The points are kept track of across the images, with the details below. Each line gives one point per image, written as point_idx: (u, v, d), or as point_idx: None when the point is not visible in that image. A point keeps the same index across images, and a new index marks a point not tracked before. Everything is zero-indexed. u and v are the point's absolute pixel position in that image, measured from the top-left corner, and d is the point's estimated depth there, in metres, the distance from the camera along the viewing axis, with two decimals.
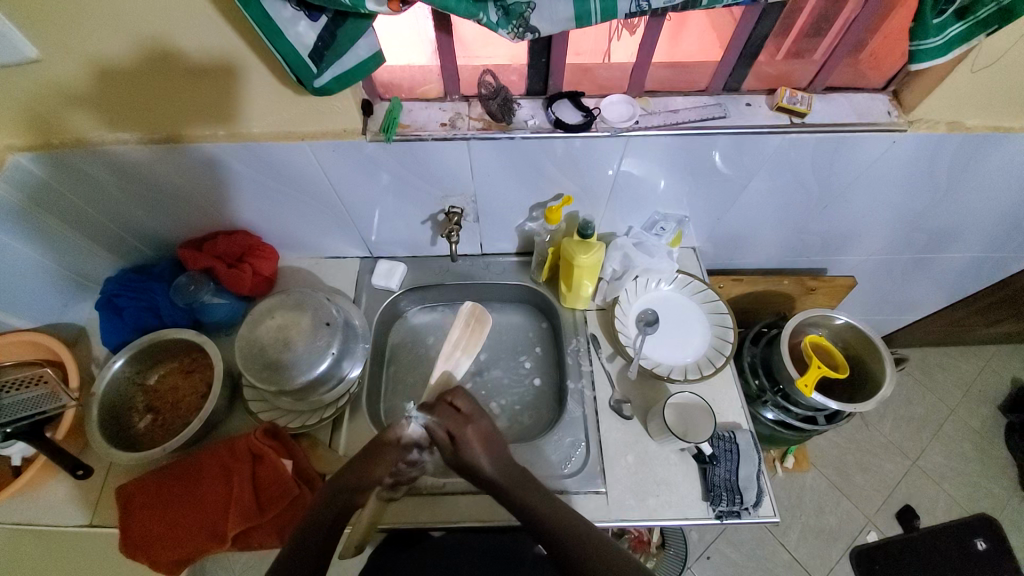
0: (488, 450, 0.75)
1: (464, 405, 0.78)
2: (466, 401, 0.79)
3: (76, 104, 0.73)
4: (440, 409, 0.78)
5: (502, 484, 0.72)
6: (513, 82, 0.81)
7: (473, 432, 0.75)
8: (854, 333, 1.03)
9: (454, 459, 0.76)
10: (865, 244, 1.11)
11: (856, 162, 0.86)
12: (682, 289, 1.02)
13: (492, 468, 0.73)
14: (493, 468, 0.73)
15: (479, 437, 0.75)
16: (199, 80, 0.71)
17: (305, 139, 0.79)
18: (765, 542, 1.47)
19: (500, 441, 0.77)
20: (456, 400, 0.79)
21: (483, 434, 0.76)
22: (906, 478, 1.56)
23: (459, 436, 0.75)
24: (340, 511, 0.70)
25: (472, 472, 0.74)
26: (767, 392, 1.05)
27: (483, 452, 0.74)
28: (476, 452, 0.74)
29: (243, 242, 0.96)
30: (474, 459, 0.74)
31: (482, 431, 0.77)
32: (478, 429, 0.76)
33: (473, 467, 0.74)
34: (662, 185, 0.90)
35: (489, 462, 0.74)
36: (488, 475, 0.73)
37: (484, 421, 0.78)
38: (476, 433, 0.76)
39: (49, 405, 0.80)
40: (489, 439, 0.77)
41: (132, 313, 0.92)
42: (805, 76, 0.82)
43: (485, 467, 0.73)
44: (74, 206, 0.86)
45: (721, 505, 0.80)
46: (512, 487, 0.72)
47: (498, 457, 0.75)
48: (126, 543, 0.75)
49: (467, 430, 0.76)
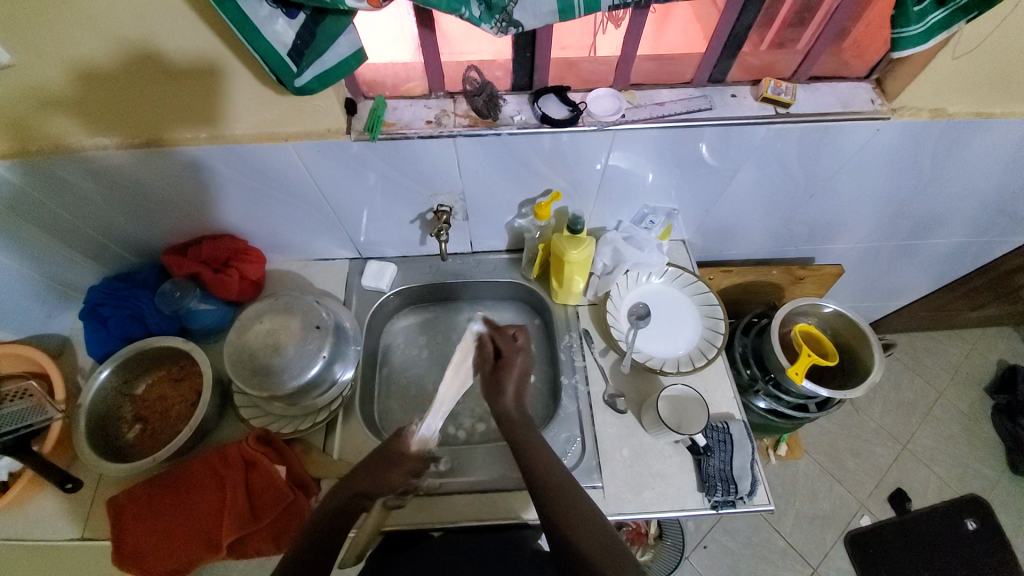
0: (516, 384, 0.78)
1: (520, 338, 0.80)
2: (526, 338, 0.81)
3: (51, 109, 0.71)
4: (501, 334, 0.80)
5: (515, 421, 0.75)
6: (498, 78, 0.81)
7: (517, 364, 0.78)
8: (843, 321, 1.04)
9: (488, 372, 0.78)
10: (852, 232, 1.12)
11: (841, 151, 0.87)
12: (672, 282, 1.02)
13: (512, 401, 0.77)
14: (514, 405, 0.76)
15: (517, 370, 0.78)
16: (178, 83, 0.70)
17: (289, 140, 0.78)
18: (760, 529, 1.49)
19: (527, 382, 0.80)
20: (519, 335, 0.80)
21: (521, 371, 0.78)
22: (897, 461, 1.59)
23: (505, 356, 0.78)
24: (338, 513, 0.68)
25: (494, 397, 0.77)
26: (758, 382, 1.06)
27: (514, 383, 0.77)
28: (507, 380, 0.77)
29: (229, 247, 0.95)
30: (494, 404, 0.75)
31: (523, 369, 0.79)
32: (515, 368, 0.78)
33: (499, 390, 0.77)
34: (650, 178, 0.90)
35: (512, 393, 0.77)
36: (505, 409, 0.76)
37: (528, 360, 0.80)
38: (520, 367, 0.79)
39: (36, 418, 0.78)
40: (522, 378, 0.79)
41: (116, 322, 0.90)
42: (789, 66, 0.82)
43: (506, 398, 0.76)
44: (52, 214, 0.84)
45: (716, 495, 0.80)
46: (517, 428, 0.74)
47: (521, 397, 0.78)
48: (117, 556, 0.73)
49: (514, 358, 0.79)
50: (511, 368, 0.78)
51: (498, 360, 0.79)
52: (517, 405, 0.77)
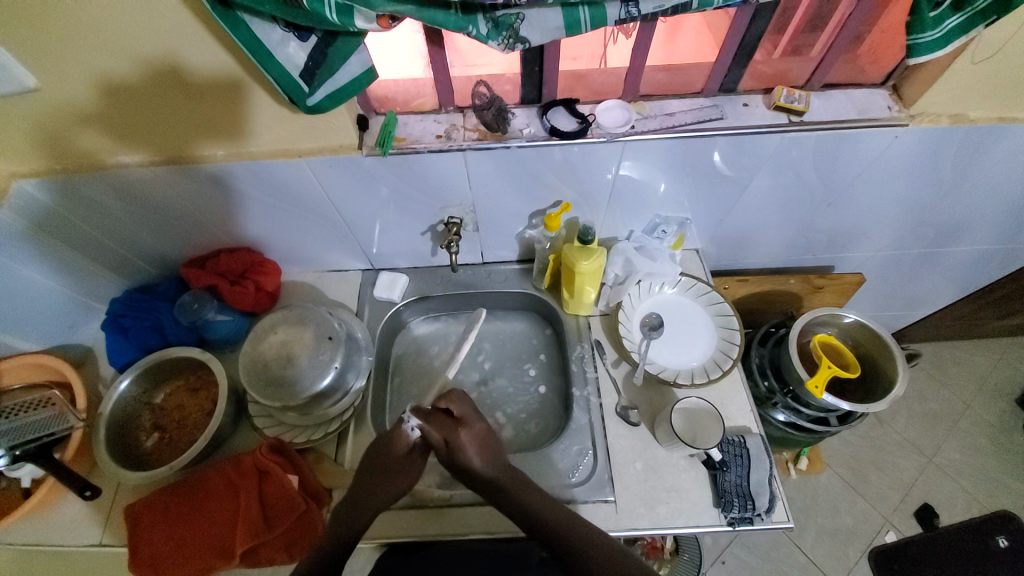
0: (479, 447, 0.77)
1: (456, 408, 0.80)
2: (463, 406, 0.80)
3: (76, 130, 0.74)
4: (436, 416, 0.79)
5: (502, 480, 0.74)
6: (507, 92, 0.81)
7: (466, 436, 0.77)
8: (865, 332, 1.01)
9: (446, 458, 0.78)
10: (871, 240, 1.09)
11: (858, 159, 0.85)
12: (685, 293, 1.01)
13: (484, 464, 0.76)
14: (489, 466, 0.76)
15: (472, 437, 0.77)
16: (195, 102, 0.72)
17: (303, 156, 0.80)
18: (781, 545, 1.44)
19: (496, 445, 0.79)
20: (453, 406, 0.80)
21: (477, 439, 0.77)
22: (923, 475, 1.53)
23: (451, 438, 0.77)
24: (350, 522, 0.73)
25: (468, 472, 0.76)
26: (776, 394, 1.03)
27: (476, 449, 0.76)
28: (470, 453, 0.76)
29: (246, 259, 0.97)
30: (468, 461, 0.75)
31: (477, 437, 0.78)
32: (471, 433, 0.77)
33: (463, 463, 0.76)
34: (662, 188, 0.89)
35: (480, 459, 0.76)
36: (482, 474, 0.75)
37: (478, 428, 0.79)
38: (471, 438, 0.77)
39: (59, 426, 0.81)
40: (484, 444, 0.77)
41: (136, 333, 0.93)
42: (802, 74, 0.81)
43: (476, 462, 0.75)
44: (78, 229, 0.87)
45: (733, 511, 0.78)
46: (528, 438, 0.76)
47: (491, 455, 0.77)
48: (135, 561, 0.74)
49: (458, 435, 0.77)
50: (460, 444, 0.76)
51: (447, 445, 0.77)
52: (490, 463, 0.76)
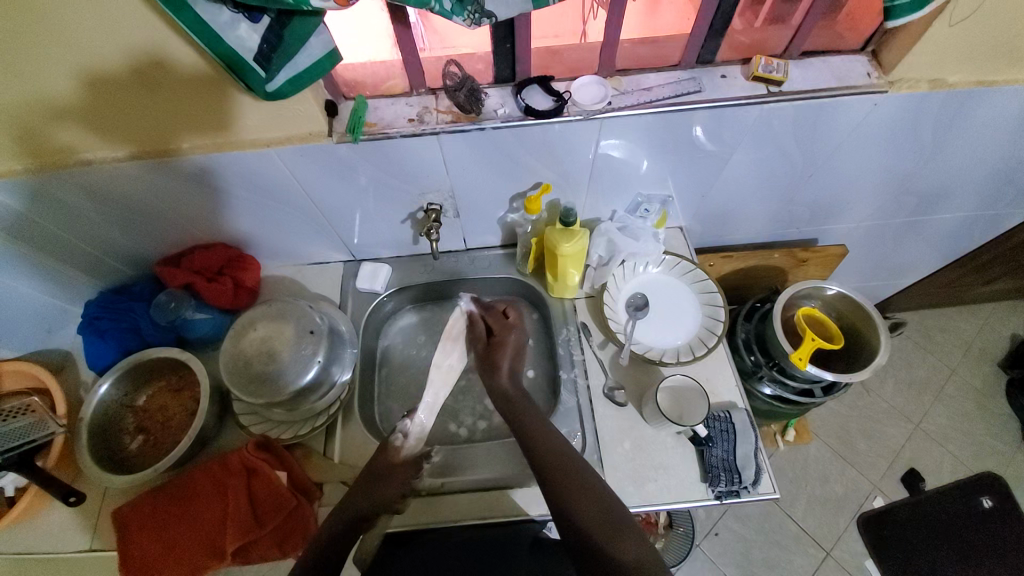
0: (511, 360, 0.85)
1: (511, 314, 0.90)
2: (517, 313, 0.91)
3: (34, 127, 0.71)
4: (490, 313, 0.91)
5: (511, 398, 0.81)
6: (479, 71, 0.79)
7: (511, 339, 0.87)
8: (848, 303, 1.02)
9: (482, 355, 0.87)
10: (854, 211, 1.09)
11: (839, 128, 0.84)
12: (669, 271, 1.00)
13: (508, 379, 0.84)
14: (510, 383, 0.83)
15: (511, 342, 0.87)
16: (158, 95, 0.69)
17: (271, 146, 0.77)
18: (773, 514, 1.48)
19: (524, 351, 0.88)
20: (510, 311, 0.91)
21: (515, 345, 0.87)
22: (910, 441, 1.56)
23: (497, 334, 0.88)
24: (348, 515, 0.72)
25: (493, 374, 0.84)
26: (762, 368, 1.03)
27: (509, 359, 0.85)
28: (503, 357, 0.85)
29: (222, 255, 0.95)
30: (500, 361, 0.85)
31: (517, 342, 0.87)
32: (512, 336, 0.87)
33: (496, 366, 0.85)
34: (643, 166, 0.88)
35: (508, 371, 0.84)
36: (503, 385, 0.83)
37: (521, 334, 0.89)
38: (512, 339, 0.87)
39: (38, 433, 0.80)
40: (517, 351, 0.87)
41: (113, 335, 0.91)
42: (779, 42, 0.79)
43: (502, 375, 0.84)
44: (44, 233, 0.84)
45: (720, 485, 0.79)
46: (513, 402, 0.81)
47: (515, 371, 0.85)
48: (123, 566, 0.74)
49: (507, 334, 0.88)
50: (505, 344, 0.86)
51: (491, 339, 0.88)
52: (512, 382, 0.84)
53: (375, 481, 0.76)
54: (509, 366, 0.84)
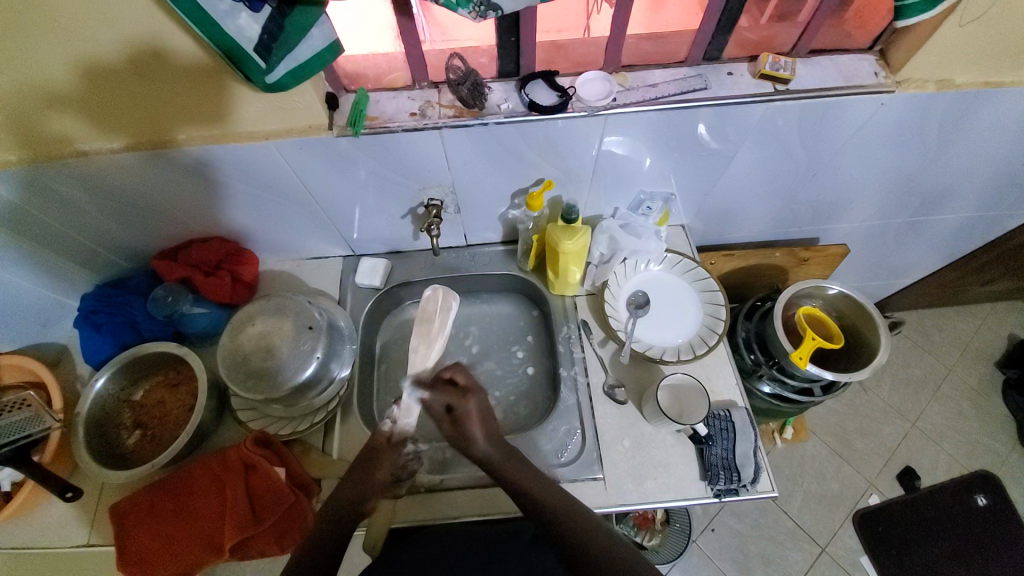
0: (482, 426, 0.74)
1: (460, 376, 0.77)
2: (467, 376, 0.77)
3: (28, 116, 0.69)
4: (438, 387, 0.75)
5: (497, 461, 0.73)
6: (483, 65, 0.78)
7: (473, 406, 0.75)
8: (849, 303, 1.02)
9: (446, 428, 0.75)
10: (857, 211, 1.09)
11: (843, 127, 0.83)
12: (671, 269, 1.00)
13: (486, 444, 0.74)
14: (491, 447, 0.74)
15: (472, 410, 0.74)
16: (155, 87, 0.68)
17: (270, 139, 0.76)
18: (769, 511, 1.49)
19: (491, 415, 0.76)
20: (457, 375, 0.77)
21: (480, 412, 0.75)
22: (905, 439, 1.57)
23: (458, 406, 0.75)
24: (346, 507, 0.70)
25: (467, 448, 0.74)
26: (762, 367, 1.03)
27: (480, 427, 0.74)
28: (471, 427, 0.74)
29: (220, 249, 0.94)
30: (469, 433, 0.73)
31: (480, 408, 0.75)
32: (475, 403, 0.75)
33: (466, 438, 0.74)
34: (646, 163, 0.87)
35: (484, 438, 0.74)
36: (482, 453, 0.73)
37: (483, 397, 0.76)
38: (475, 405, 0.75)
39: (36, 428, 0.79)
40: (484, 417, 0.75)
41: (110, 329, 0.90)
42: (787, 40, 0.79)
43: (479, 444, 0.73)
44: (40, 224, 0.83)
45: (718, 484, 0.79)
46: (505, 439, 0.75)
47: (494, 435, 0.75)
48: (122, 560, 0.74)
49: (468, 399, 0.75)
50: (469, 415, 0.74)
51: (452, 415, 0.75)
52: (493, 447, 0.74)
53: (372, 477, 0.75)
54: (482, 433, 0.73)
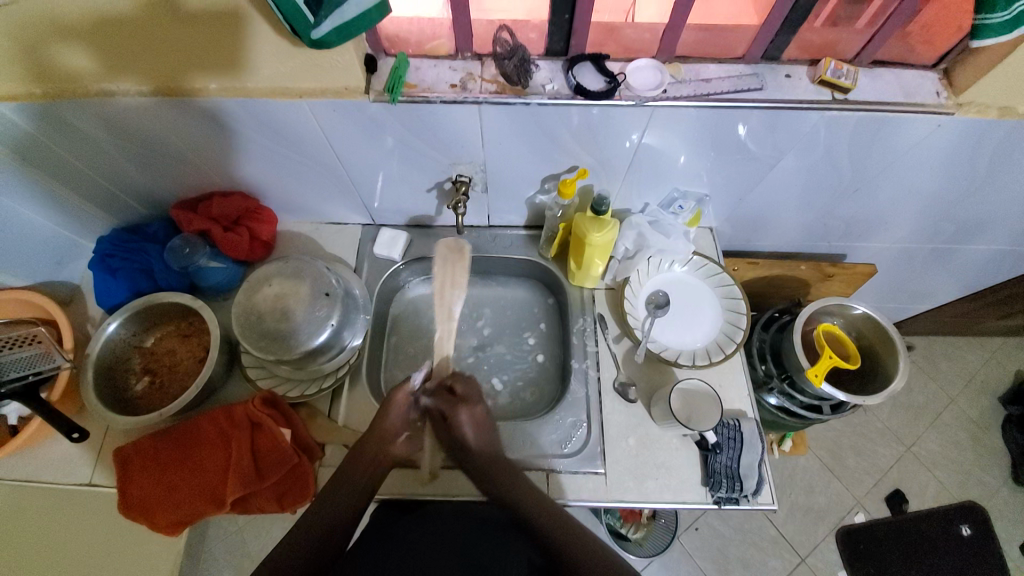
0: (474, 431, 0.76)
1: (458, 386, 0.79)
2: (465, 385, 0.80)
3: (53, 45, 0.67)
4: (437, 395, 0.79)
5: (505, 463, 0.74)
6: (532, 40, 0.74)
7: (464, 417, 0.76)
8: (870, 324, 1.00)
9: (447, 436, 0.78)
10: (890, 231, 1.06)
11: (895, 146, 0.80)
12: (695, 271, 0.98)
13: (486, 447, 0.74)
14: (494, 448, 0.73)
15: (470, 417, 0.76)
16: (186, 29, 0.65)
17: (304, 97, 0.73)
18: (754, 518, 1.50)
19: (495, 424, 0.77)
20: (455, 384, 0.80)
21: (474, 420, 0.76)
22: (898, 462, 1.58)
23: (449, 416, 0.77)
24: (358, 489, 0.71)
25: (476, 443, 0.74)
26: (773, 379, 1.03)
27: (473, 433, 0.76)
28: (466, 433, 0.75)
29: (241, 204, 0.92)
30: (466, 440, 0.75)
31: (474, 417, 0.77)
32: (470, 413, 0.77)
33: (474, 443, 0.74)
34: (681, 160, 0.84)
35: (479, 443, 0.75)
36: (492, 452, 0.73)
37: (476, 406, 0.77)
38: (468, 416, 0.76)
39: (44, 366, 0.80)
40: (479, 424, 0.76)
41: (125, 275, 0.89)
42: (850, 48, 0.75)
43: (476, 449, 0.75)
44: (60, 160, 0.81)
45: (720, 491, 0.80)
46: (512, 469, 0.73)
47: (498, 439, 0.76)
48: (125, 503, 0.75)
49: (458, 411, 0.76)
50: (461, 424, 0.76)
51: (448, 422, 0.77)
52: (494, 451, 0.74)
53: (381, 453, 0.74)
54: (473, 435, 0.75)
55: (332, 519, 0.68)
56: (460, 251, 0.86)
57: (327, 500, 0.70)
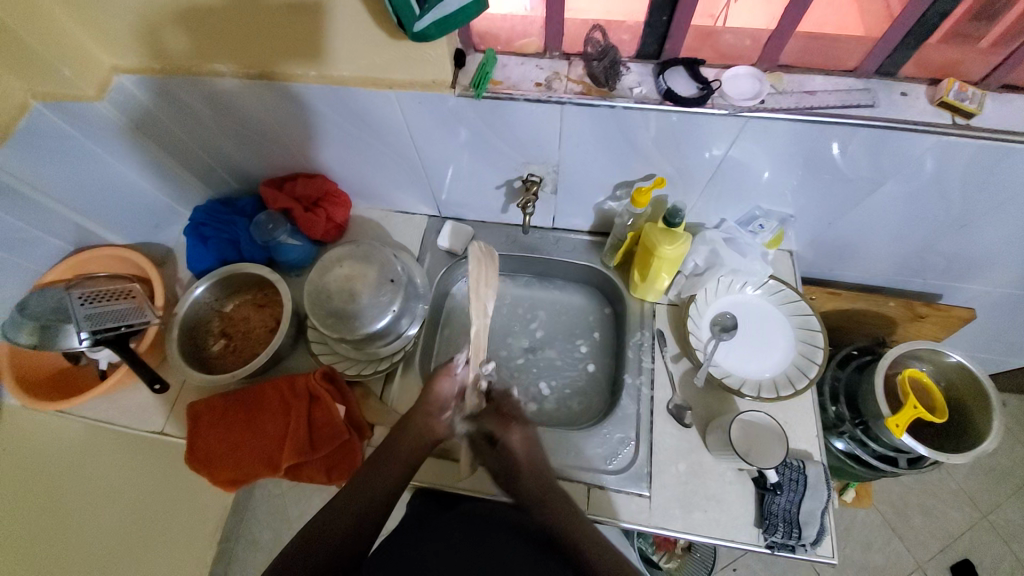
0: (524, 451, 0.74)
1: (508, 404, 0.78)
2: (514, 405, 0.78)
3: (174, 26, 0.72)
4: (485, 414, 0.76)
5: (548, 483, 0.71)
6: (624, 42, 0.72)
7: (516, 437, 0.74)
8: (963, 376, 0.89)
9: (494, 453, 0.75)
10: (1001, 274, 0.94)
11: (1020, 179, 0.71)
12: (769, 296, 0.92)
13: None
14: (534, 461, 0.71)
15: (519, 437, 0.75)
16: (293, 16, 0.69)
17: (392, 88, 0.75)
18: (799, 566, 1.39)
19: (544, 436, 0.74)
20: (504, 404, 0.78)
21: (525, 440, 0.75)
22: (974, 532, 1.41)
23: (499, 436, 0.75)
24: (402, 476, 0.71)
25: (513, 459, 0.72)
26: (844, 423, 0.94)
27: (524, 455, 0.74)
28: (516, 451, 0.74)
29: (320, 187, 0.96)
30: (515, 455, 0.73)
31: (525, 437, 0.75)
32: (521, 433, 0.75)
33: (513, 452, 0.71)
34: (766, 177, 0.79)
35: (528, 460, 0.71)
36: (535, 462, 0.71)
37: (528, 427, 0.76)
38: (519, 436, 0.75)
39: (134, 319, 0.87)
40: (529, 444, 0.75)
41: (214, 244, 0.96)
42: (981, 67, 0.67)
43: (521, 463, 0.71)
44: (168, 132, 0.89)
45: (775, 535, 0.74)
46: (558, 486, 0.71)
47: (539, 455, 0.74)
48: (192, 455, 0.80)
49: (510, 432, 0.75)
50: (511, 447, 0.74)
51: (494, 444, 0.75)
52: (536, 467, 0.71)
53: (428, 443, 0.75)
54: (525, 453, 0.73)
55: (374, 502, 0.68)
56: (493, 255, 0.78)
57: (369, 483, 0.70)
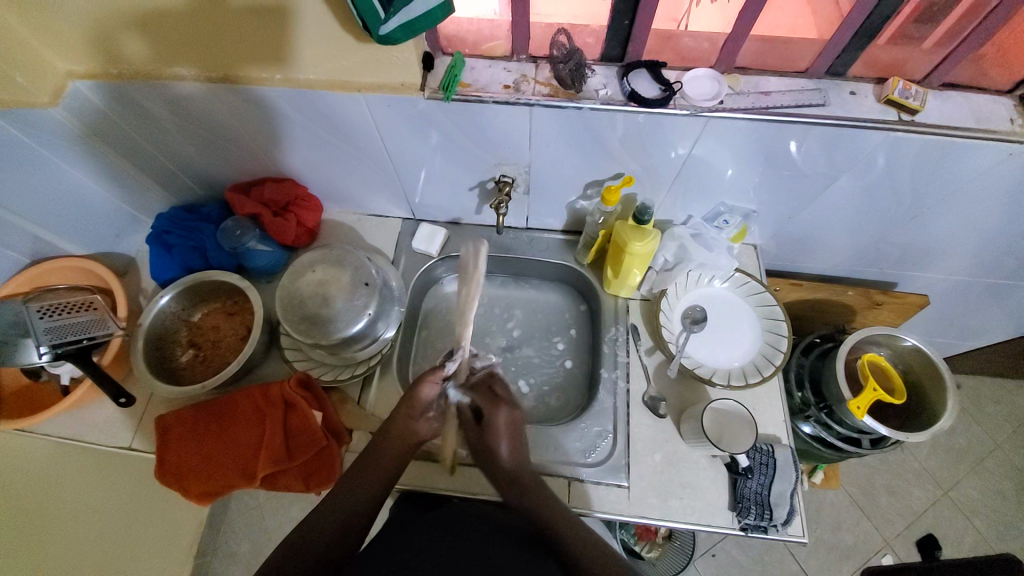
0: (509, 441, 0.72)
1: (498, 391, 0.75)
2: (506, 389, 0.75)
3: (132, 30, 0.70)
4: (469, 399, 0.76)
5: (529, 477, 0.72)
6: (587, 45, 0.74)
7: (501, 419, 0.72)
8: (919, 358, 0.95)
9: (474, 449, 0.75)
10: (947, 262, 1.00)
11: (959, 172, 0.76)
12: (736, 289, 0.95)
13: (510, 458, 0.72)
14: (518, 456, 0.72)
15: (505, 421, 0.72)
16: (256, 19, 0.68)
17: (361, 91, 0.75)
18: (774, 549, 1.44)
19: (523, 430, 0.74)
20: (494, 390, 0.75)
21: (509, 427, 0.72)
22: (934, 506, 1.49)
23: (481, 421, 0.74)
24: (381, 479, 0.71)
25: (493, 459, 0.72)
26: (810, 407, 0.99)
27: (506, 442, 0.72)
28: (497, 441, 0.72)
29: (290, 191, 0.95)
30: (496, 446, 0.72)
31: (511, 421, 0.73)
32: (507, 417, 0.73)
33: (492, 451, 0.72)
34: (729, 174, 0.82)
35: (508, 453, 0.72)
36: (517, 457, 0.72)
37: (516, 413, 0.74)
38: (505, 419, 0.73)
39: (98, 331, 0.84)
40: (513, 429, 0.73)
41: (179, 252, 0.94)
42: (920, 68, 0.72)
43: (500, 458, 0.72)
44: (128, 138, 0.86)
45: (748, 518, 0.77)
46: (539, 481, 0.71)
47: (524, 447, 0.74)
48: (162, 470, 0.78)
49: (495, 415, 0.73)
50: (495, 429, 0.72)
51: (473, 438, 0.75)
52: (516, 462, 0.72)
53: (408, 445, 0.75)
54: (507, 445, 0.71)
55: (355, 506, 0.68)
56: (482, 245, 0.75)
57: (350, 487, 0.70)
